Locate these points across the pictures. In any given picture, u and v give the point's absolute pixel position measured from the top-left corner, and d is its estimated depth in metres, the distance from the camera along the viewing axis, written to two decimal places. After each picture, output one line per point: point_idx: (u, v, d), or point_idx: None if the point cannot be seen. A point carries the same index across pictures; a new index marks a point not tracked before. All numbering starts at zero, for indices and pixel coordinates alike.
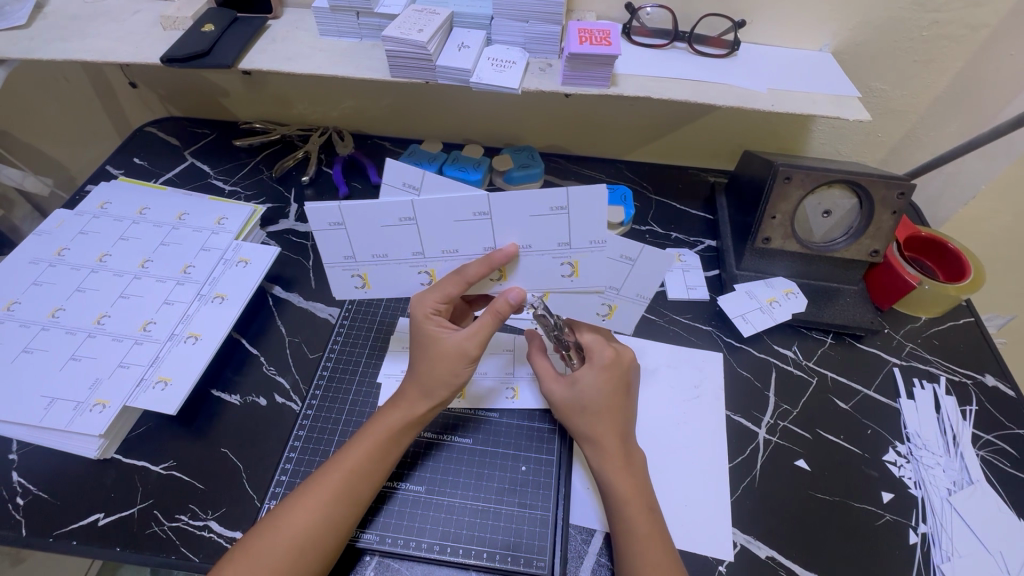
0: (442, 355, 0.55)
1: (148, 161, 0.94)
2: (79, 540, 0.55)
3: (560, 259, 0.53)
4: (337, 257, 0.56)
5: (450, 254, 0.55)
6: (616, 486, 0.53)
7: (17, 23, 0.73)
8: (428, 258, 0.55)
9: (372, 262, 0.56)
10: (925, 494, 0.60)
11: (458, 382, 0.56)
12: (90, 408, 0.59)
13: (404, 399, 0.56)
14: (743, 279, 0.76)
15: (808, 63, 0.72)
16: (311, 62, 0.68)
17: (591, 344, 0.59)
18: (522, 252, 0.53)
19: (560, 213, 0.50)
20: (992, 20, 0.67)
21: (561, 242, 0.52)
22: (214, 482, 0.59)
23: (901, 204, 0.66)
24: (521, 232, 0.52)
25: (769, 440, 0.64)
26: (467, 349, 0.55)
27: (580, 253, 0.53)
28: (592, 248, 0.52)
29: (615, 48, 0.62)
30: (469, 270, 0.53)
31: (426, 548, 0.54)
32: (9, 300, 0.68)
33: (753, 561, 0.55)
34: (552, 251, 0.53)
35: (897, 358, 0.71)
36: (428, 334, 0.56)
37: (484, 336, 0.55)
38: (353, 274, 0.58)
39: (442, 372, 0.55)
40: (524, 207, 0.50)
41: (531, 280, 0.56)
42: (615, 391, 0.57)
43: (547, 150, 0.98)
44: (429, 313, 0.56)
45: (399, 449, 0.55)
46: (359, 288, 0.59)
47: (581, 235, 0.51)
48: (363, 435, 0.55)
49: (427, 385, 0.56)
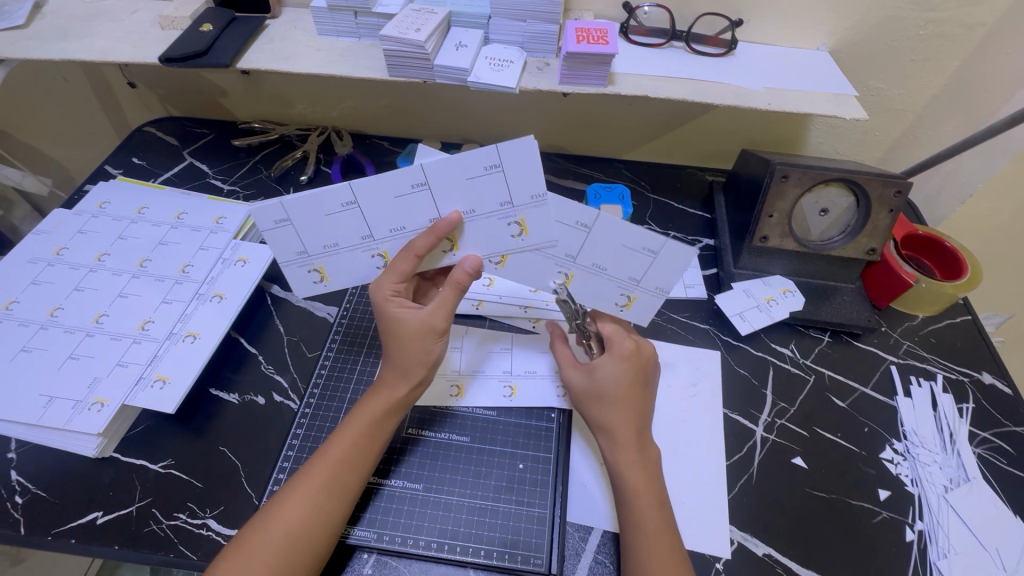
0: (409, 334, 0.55)
1: (147, 161, 0.95)
2: (78, 539, 0.55)
3: (506, 219, 0.53)
4: (291, 254, 0.57)
5: (397, 232, 0.55)
6: (631, 481, 0.53)
7: (16, 23, 0.73)
8: (377, 240, 0.56)
9: (326, 253, 0.57)
10: (922, 492, 0.60)
11: (430, 359, 0.56)
12: (89, 407, 0.59)
13: (383, 383, 0.56)
14: (740, 277, 0.76)
15: (805, 62, 0.72)
16: (309, 62, 0.68)
17: (612, 335, 0.60)
18: (467, 218, 0.54)
19: (493, 170, 0.50)
20: (989, 19, 0.67)
21: (502, 200, 0.52)
22: (213, 480, 0.59)
23: (898, 202, 0.67)
24: (463, 198, 0.52)
25: (766, 438, 0.64)
26: (434, 324, 0.55)
27: (591, 247, 0.56)
28: (533, 203, 0.52)
29: (612, 47, 0.62)
30: (416, 244, 0.53)
31: (424, 546, 0.54)
32: (8, 299, 0.68)
33: (750, 558, 0.55)
34: (496, 213, 0.53)
35: (895, 356, 0.71)
36: (393, 314, 0.55)
37: (448, 310, 0.55)
38: (308, 269, 0.58)
39: (414, 352, 0.55)
40: (458, 170, 0.50)
41: (486, 248, 0.56)
42: (634, 382, 0.57)
43: (545, 149, 0.98)
44: (390, 294, 0.56)
45: (384, 435, 0.55)
46: (317, 282, 0.60)
47: (520, 189, 0.51)
48: (348, 424, 0.55)
49: (401, 367, 0.56)
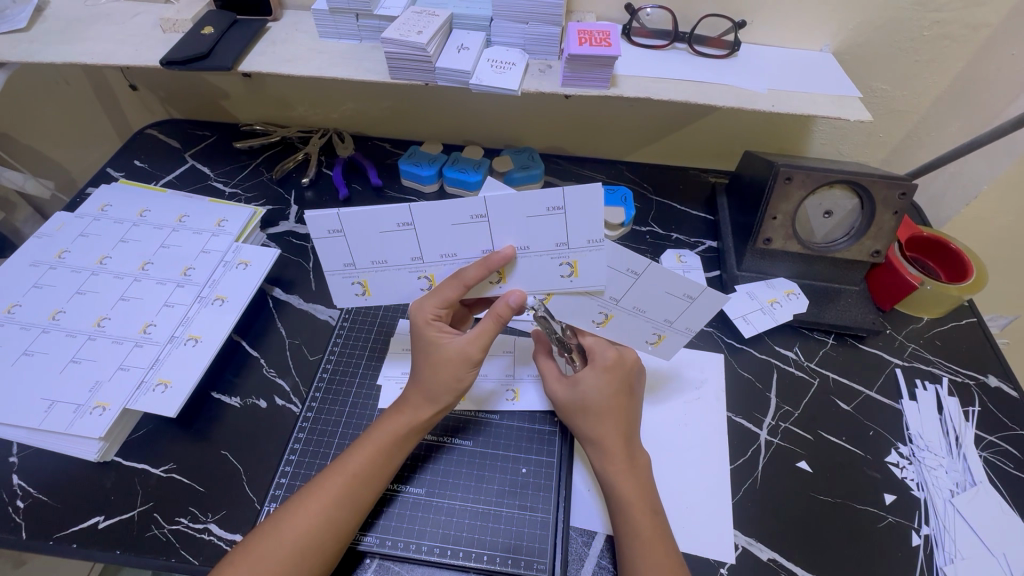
0: (444, 361, 0.55)
1: (149, 163, 0.95)
2: (79, 543, 0.55)
3: (559, 259, 0.52)
4: (337, 264, 0.56)
5: (449, 258, 0.54)
6: (619, 491, 0.53)
7: (17, 26, 0.73)
8: (427, 263, 0.55)
9: (372, 268, 0.56)
10: (928, 496, 0.60)
11: (460, 388, 0.56)
12: (91, 411, 0.59)
13: (408, 403, 0.56)
14: (744, 279, 0.76)
15: (808, 63, 0.71)
16: (310, 64, 0.68)
17: (594, 346, 0.60)
18: (519, 254, 0.52)
19: (555, 213, 0.49)
20: (993, 20, 0.67)
21: (558, 241, 0.51)
22: (214, 485, 0.59)
23: (903, 204, 0.66)
24: (521, 234, 0.51)
25: (771, 441, 0.63)
26: (469, 353, 0.55)
27: (579, 254, 0.51)
28: (590, 248, 0.51)
29: (615, 49, 0.61)
30: (467, 273, 0.52)
31: (426, 551, 0.54)
32: (10, 302, 0.68)
33: (754, 563, 0.55)
34: (549, 252, 0.51)
35: (899, 359, 0.71)
36: (429, 339, 0.55)
37: (486, 340, 0.55)
38: (353, 281, 0.57)
39: (446, 378, 0.55)
40: (523, 208, 0.49)
41: (531, 282, 0.55)
42: (618, 393, 0.57)
43: (547, 151, 0.97)
44: (430, 318, 0.56)
45: (401, 454, 0.55)
46: (360, 295, 0.59)
47: (580, 235, 0.50)
48: (366, 440, 0.54)
49: (430, 392, 0.55)
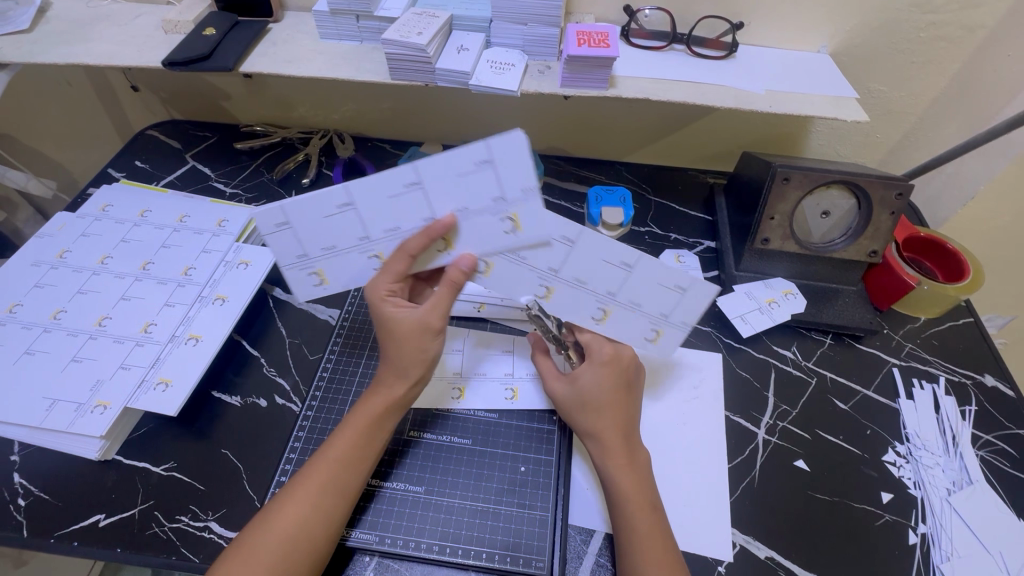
0: (405, 333, 0.55)
1: (150, 164, 0.95)
2: (80, 541, 0.55)
3: (500, 215, 0.52)
4: (291, 257, 0.56)
5: (392, 233, 0.54)
6: (618, 487, 0.53)
7: (20, 27, 0.74)
8: (374, 240, 0.55)
9: (325, 255, 0.56)
10: (925, 494, 0.60)
11: (428, 358, 0.56)
12: (92, 410, 0.59)
13: (382, 383, 0.56)
14: (742, 279, 0.76)
15: (805, 64, 0.72)
16: (311, 65, 0.69)
17: (589, 341, 0.60)
18: (460, 218, 0.52)
19: (484, 166, 0.49)
20: (989, 21, 0.67)
21: (494, 195, 0.50)
22: (215, 483, 0.59)
23: (899, 204, 0.67)
24: (452, 195, 0.51)
25: (769, 440, 0.64)
26: (429, 322, 0.55)
27: (579, 242, 0.54)
28: (526, 196, 0.50)
29: (614, 50, 0.62)
30: (410, 244, 0.53)
31: (426, 549, 0.54)
32: (11, 301, 0.68)
33: (752, 561, 0.55)
34: (488, 208, 0.51)
35: (897, 359, 0.71)
36: (388, 314, 0.55)
37: (444, 307, 0.55)
38: (309, 272, 0.58)
39: (412, 350, 0.55)
40: (451, 167, 0.49)
41: (483, 247, 0.54)
42: (618, 388, 0.57)
43: (546, 152, 0.98)
44: (385, 294, 0.55)
45: (383, 435, 0.55)
46: (318, 285, 0.59)
47: (510, 184, 0.50)
48: (347, 424, 0.55)
49: (399, 366, 0.55)
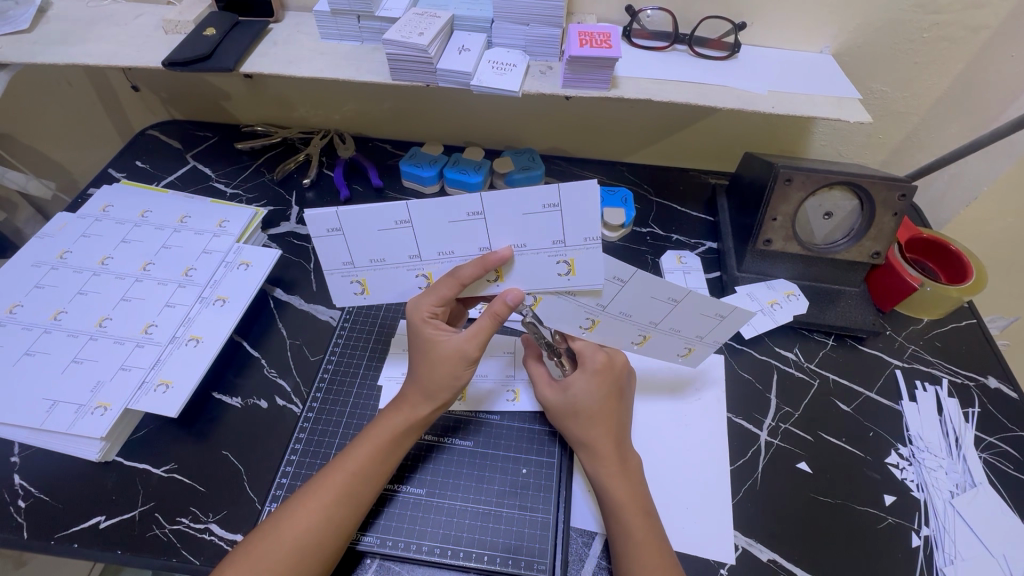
0: (442, 358, 0.55)
1: (150, 164, 0.95)
2: (80, 543, 0.55)
3: (556, 257, 0.51)
4: (337, 263, 0.56)
5: (446, 256, 0.54)
6: (613, 491, 0.53)
7: (20, 27, 0.74)
8: (424, 261, 0.55)
9: (371, 266, 0.56)
10: (928, 497, 0.60)
11: (458, 384, 0.56)
12: (92, 411, 0.59)
13: (407, 402, 0.56)
14: (744, 280, 0.76)
15: (807, 65, 0.72)
16: (312, 65, 0.69)
17: (583, 350, 0.61)
18: (517, 253, 0.52)
19: (552, 210, 0.49)
20: (992, 21, 0.67)
21: (555, 238, 0.50)
22: (215, 485, 0.59)
23: (902, 205, 0.66)
24: (516, 231, 0.51)
25: (771, 442, 0.64)
26: (467, 352, 0.55)
27: (576, 251, 0.51)
28: (588, 245, 0.50)
29: (616, 51, 0.62)
30: (463, 272, 0.52)
31: (427, 551, 0.54)
32: (11, 302, 0.68)
33: (754, 564, 0.55)
34: (547, 249, 0.51)
35: (899, 360, 0.71)
36: (428, 337, 0.56)
37: (483, 339, 0.55)
38: (352, 279, 0.58)
39: (443, 375, 0.55)
40: (518, 206, 0.49)
41: (531, 283, 0.54)
42: (610, 395, 0.58)
43: (547, 152, 0.98)
44: (426, 316, 0.56)
45: (401, 451, 0.55)
46: (358, 293, 0.59)
47: (577, 232, 0.50)
48: (366, 437, 0.54)
49: (428, 388, 0.55)
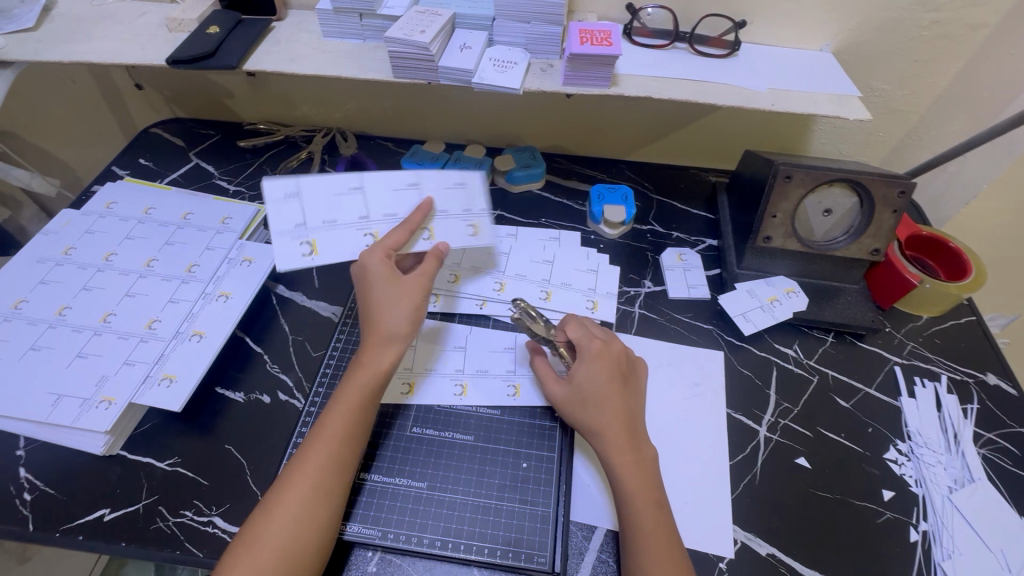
0: (396, 295, 0.58)
1: (154, 162, 0.95)
2: (85, 535, 0.56)
3: (467, 222, 0.65)
4: (289, 226, 0.61)
5: (391, 219, 0.63)
6: (627, 481, 0.53)
7: (25, 25, 0.74)
8: (372, 220, 0.63)
9: (322, 228, 0.61)
10: (926, 492, 0.60)
11: (418, 317, 0.59)
12: (96, 405, 0.60)
13: (367, 355, 0.57)
14: (744, 277, 0.76)
15: (807, 63, 0.72)
16: (314, 63, 0.69)
17: (579, 339, 0.61)
18: (436, 216, 0.65)
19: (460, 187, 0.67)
20: (993, 19, 0.67)
21: (466, 207, 0.66)
22: (219, 479, 0.60)
23: (901, 203, 0.67)
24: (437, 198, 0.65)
25: (770, 438, 0.64)
26: (421, 283, 0.59)
27: (481, 217, 0.66)
28: (490, 213, 0.67)
29: (615, 48, 0.62)
30: (409, 220, 0.61)
31: (427, 544, 0.54)
32: (17, 298, 0.69)
33: (753, 559, 0.55)
34: (459, 215, 0.65)
35: (898, 357, 0.71)
36: (382, 275, 0.58)
37: (431, 275, 0.60)
38: (301, 242, 0.61)
39: (401, 313, 0.58)
40: (437, 182, 0.67)
41: (449, 242, 0.64)
42: (613, 380, 0.58)
43: (547, 150, 0.98)
44: (379, 260, 0.58)
45: (371, 407, 0.56)
46: (305, 255, 0.60)
47: (480, 202, 0.67)
48: (336, 403, 0.55)
49: (386, 332, 0.57)
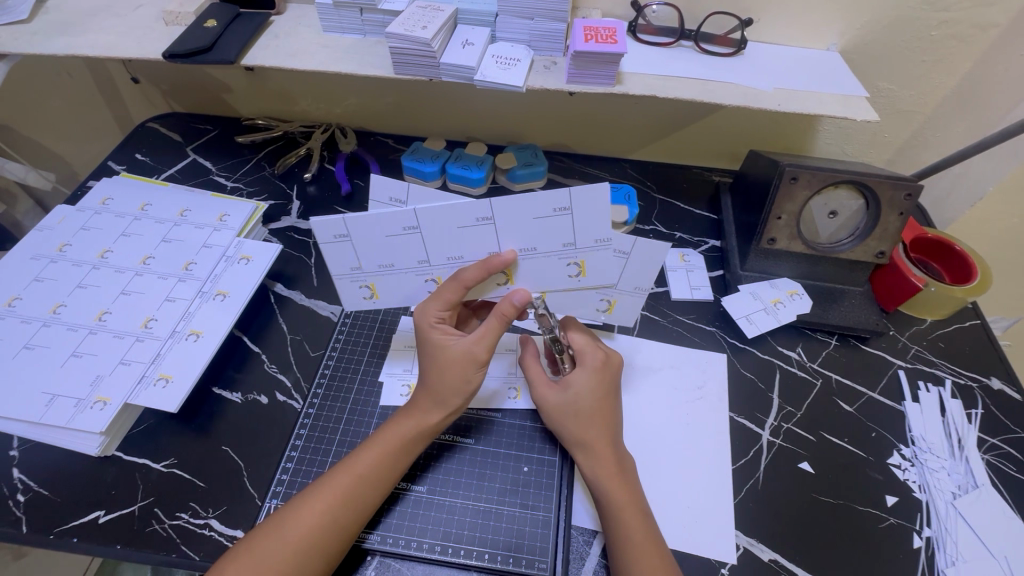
0: (450, 361, 0.56)
1: (150, 157, 0.94)
2: (80, 537, 0.55)
3: (567, 259, 0.56)
4: (345, 269, 0.58)
5: (455, 261, 0.57)
6: (612, 493, 0.53)
7: (19, 17, 0.73)
8: (433, 265, 0.57)
9: (380, 271, 0.58)
10: (930, 498, 0.60)
11: (469, 389, 0.56)
12: (91, 406, 0.59)
13: (418, 408, 0.56)
14: (747, 279, 0.75)
15: (814, 62, 0.71)
16: (313, 58, 0.68)
17: (583, 348, 0.60)
18: (522, 256, 0.55)
19: (562, 213, 0.52)
20: (1002, 19, 0.66)
21: (566, 242, 0.54)
22: (215, 481, 0.59)
23: (908, 205, 0.66)
24: (522, 237, 0.54)
25: (772, 442, 0.63)
26: (476, 354, 0.56)
27: (587, 253, 0.55)
28: (596, 247, 0.55)
29: (620, 46, 0.61)
30: (466, 275, 0.55)
31: (427, 549, 0.54)
32: (10, 296, 0.68)
33: (755, 565, 0.55)
34: (558, 252, 0.55)
35: (902, 361, 0.70)
36: (434, 342, 0.57)
37: (491, 340, 0.56)
38: (360, 284, 0.60)
39: (453, 379, 0.55)
40: (529, 210, 0.51)
41: (536, 281, 0.58)
42: (605, 397, 0.58)
43: (549, 148, 0.97)
44: (433, 322, 0.57)
45: (409, 458, 0.55)
46: (367, 298, 0.62)
47: (587, 235, 0.53)
48: (375, 443, 0.54)
49: (439, 395, 0.56)
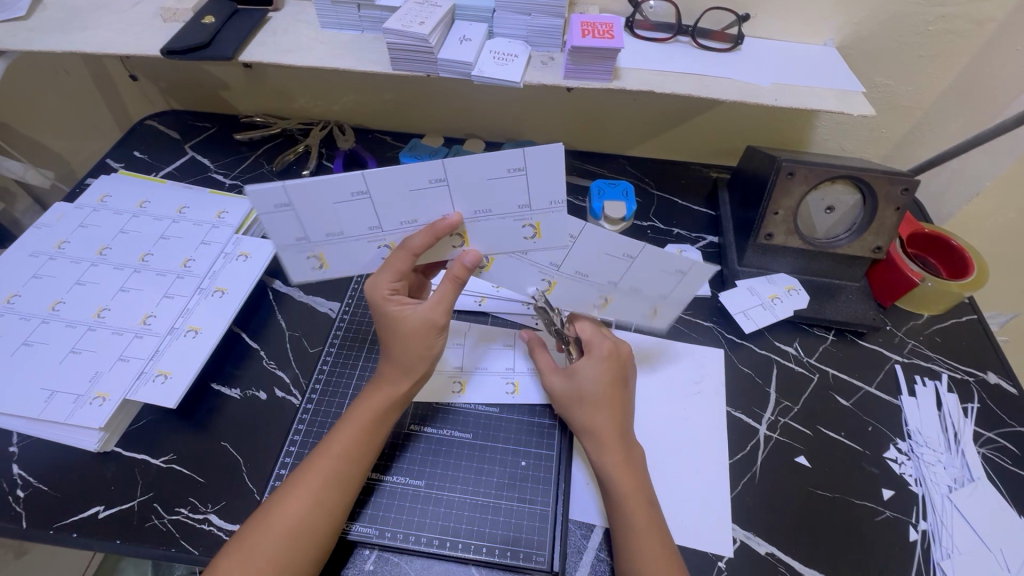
0: (410, 332, 0.54)
1: (148, 154, 0.94)
2: (80, 532, 0.55)
3: (522, 221, 0.52)
4: (289, 239, 0.53)
5: (408, 225, 0.53)
6: (619, 484, 0.53)
7: (17, 14, 0.73)
8: (386, 231, 0.53)
9: (327, 241, 0.54)
10: (926, 491, 0.60)
11: (432, 354, 0.56)
12: (90, 401, 0.59)
13: (385, 380, 0.56)
14: (744, 274, 0.76)
15: (812, 58, 0.71)
16: (310, 54, 0.68)
17: (590, 337, 0.60)
18: (474, 219, 0.52)
19: (516, 173, 0.49)
20: (998, 15, 0.67)
21: (520, 203, 0.51)
22: (214, 476, 0.59)
23: (905, 199, 0.66)
24: (471, 199, 0.50)
25: (770, 436, 0.64)
26: (435, 321, 0.54)
27: (542, 214, 0.52)
28: (552, 208, 0.51)
29: (618, 41, 0.61)
30: (416, 243, 0.51)
31: (425, 543, 0.54)
32: (9, 292, 0.68)
33: (752, 557, 0.55)
34: (513, 214, 0.51)
35: (899, 355, 0.71)
36: (391, 315, 0.54)
37: (448, 304, 0.54)
38: (308, 255, 0.55)
39: (416, 349, 0.54)
40: (482, 170, 0.48)
41: (492, 244, 0.55)
42: (615, 384, 0.57)
43: (547, 144, 0.97)
44: (387, 294, 0.53)
45: (384, 432, 0.55)
46: (317, 269, 0.56)
47: (544, 195, 0.50)
48: (347, 421, 0.54)
49: (402, 364, 0.55)
